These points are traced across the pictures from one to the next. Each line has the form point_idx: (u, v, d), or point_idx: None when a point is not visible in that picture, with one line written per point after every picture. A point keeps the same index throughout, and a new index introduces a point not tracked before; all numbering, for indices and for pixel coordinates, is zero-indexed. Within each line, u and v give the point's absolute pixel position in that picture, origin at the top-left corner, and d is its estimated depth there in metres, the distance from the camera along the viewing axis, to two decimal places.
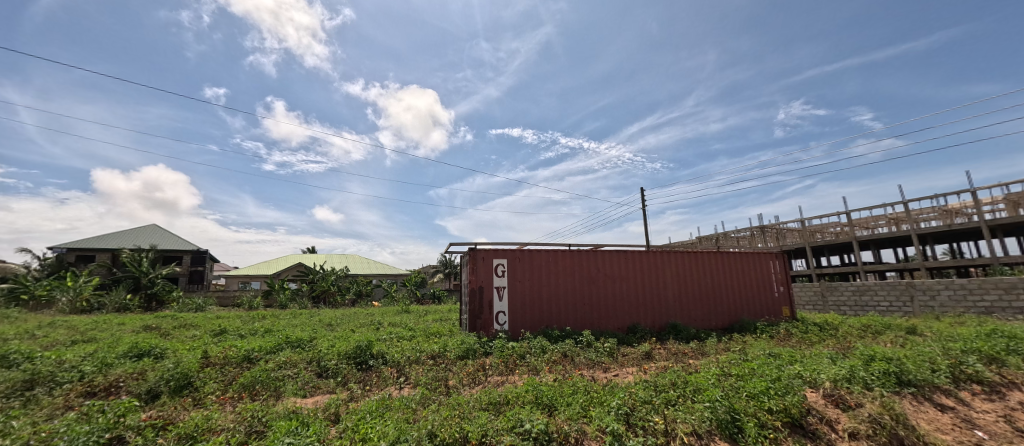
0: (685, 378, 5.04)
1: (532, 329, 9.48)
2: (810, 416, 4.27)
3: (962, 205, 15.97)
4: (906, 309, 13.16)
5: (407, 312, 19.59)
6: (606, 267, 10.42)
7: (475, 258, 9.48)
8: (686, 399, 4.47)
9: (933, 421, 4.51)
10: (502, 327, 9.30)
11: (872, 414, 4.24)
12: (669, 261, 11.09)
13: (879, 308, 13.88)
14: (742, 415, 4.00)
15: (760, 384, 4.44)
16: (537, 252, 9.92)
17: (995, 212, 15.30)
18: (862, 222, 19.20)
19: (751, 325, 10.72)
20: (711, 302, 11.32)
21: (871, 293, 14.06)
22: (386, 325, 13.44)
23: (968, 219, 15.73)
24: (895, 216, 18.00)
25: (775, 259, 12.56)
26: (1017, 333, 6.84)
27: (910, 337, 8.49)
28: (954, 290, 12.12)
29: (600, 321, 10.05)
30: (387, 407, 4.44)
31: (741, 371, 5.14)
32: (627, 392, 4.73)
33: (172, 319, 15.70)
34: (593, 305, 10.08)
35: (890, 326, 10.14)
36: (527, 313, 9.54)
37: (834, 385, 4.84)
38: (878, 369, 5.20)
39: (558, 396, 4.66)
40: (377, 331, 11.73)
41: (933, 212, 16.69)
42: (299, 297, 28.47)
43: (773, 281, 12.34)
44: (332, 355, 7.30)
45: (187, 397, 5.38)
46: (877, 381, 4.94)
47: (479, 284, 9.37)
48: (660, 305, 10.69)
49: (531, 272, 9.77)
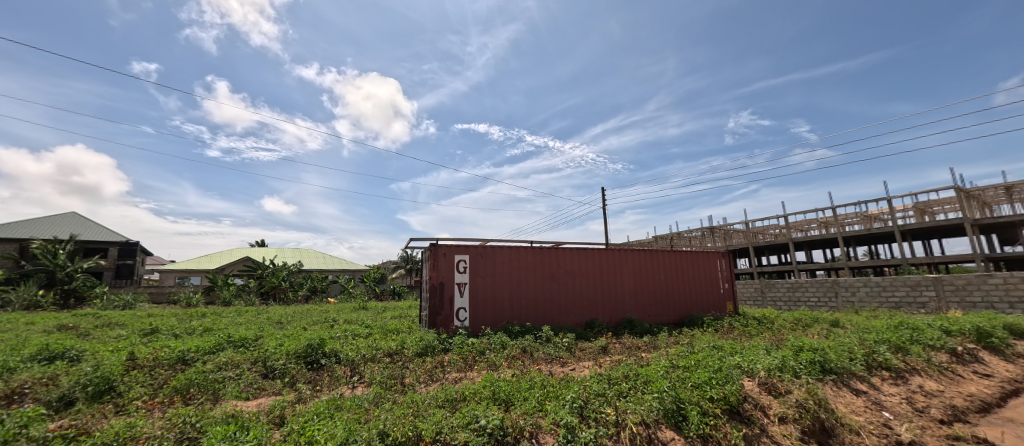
0: (636, 371, 5.26)
1: (492, 325, 9.48)
2: (746, 403, 4.59)
3: (880, 212, 17.86)
4: (831, 304, 14.55)
5: (365, 309, 18.98)
6: (566, 264, 10.63)
7: (436, 254, 9.30)
8: (637, 391, 4.66)
9: (849, 404, 5.02)
10: (462, 323, 9.22)
11: (799, 399, 4.66)
12: (627, 259, 11.51)
13: (809, 303, 15.24)
14: (687, 404, 4.24)
15: (703, 375, 4.72)
16: (500, 249, 9.92)
17: (906, 218, 17.25)
18: (797, 225, 20.94)
19: (699, 319, 11.40)
20: (663, 298, 11.87)
21: (803, 289, 15.41)
22: (340, 322, 12.92)
23: (884, 224, 17.61)
24: (825, 220, 19.79)
25: (721, 258, 13.39)
26: (919, 325, 7.76)
27: (833, 329, 9.40)
28: (871, 287, 13.51)
29: (560, 316, 10.25)
30: (337, 407, 4.27)
31: (687, 363, 5.44)
32: (582, 385, 4.85)
33: (93, 318, 14.14)
34: (553, 301, 10.25)
35: (817, 319, 11.16)
36: (488, 309, 9.53)
37: (767, 374, 5.23)
38: (805, 358, 5.69)
39: (515, 391, 4.69)
40: (331, 329, 11.23)
41: (856, 217, 18.51)
42: (245, 293, 26.70)
43: (718, 279, 13.14)
44: (279, 355, 6.90)
45: (107, 403, 4.87)
46: (804, 369, 5.42)
47: (440, 280, 9.21)
48: (616, 301, 11.07)
49: (493, 268, 9.76)
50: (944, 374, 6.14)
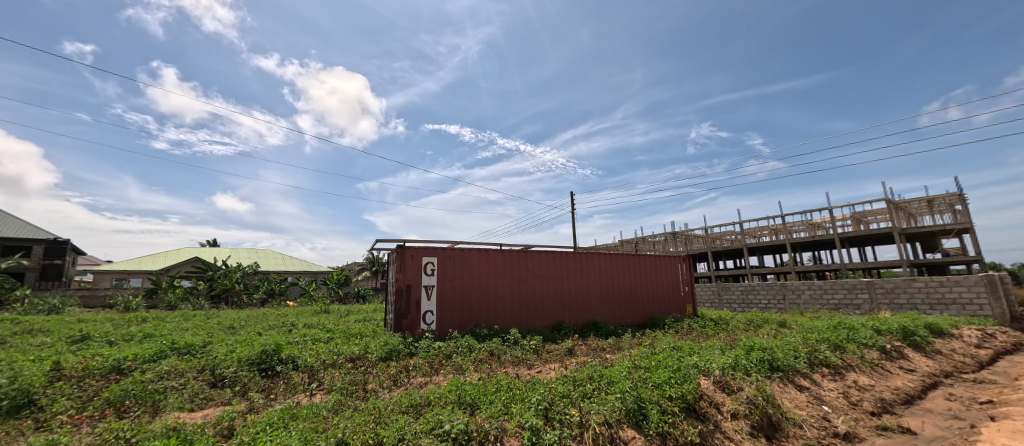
0: (600, 372, 5.38)
1: (459, 328, 9.38)
2: (702, 401, 4.80)
3: (823, 220, 19.30)
4: (779, 306, 15.54)
5: (326, 313, 18.21)
6: (535, 266, 10.72)
7: (403, 256, 9.10)
8: (601, 391, 4.76)
9: (794, 400, 5.36)
10: (429, 326, 9.06)
11: (750, 396, 4.95)
12: (593, 263, 11.76)
13: (760, 305, 16.22)
14: (647, 404, 4.38)
15: (663, 375, 4.90)
16: (468, 251, 9.85)
17: (845, 227, 18.75)
18: (751, 231, 22.22)
19: (661, 321, 11.83)
20: (628, 300, 12.22)
21: (755, 292, 16.38)
22: (299, 327, 12.33)
23: (827, 232, 19.05)
24: (775, 227, 21.13)
25: (681, 262, 13.97)
26: (856, 325, 8.44)
27: (780, 329, 10.03)
28: (814, 290, 14.55)
29: (528, 319, 10.31)
30: (293, 416, 4.07)
31: (649, 364, 5.63)
32: (548, 387, 4.89)
33: (12, 324, 12.71)
34: (521, 304, 10.29)
35: (767, 320, 11.87)
36: (456, 312, 9.42)
37: (722, 373, 5.50)
38: (756, 357, 6.04)
39: (481, 394, 4.67)
40: (288, 334, 10.69)
41: (803, 225, 19.89)
42: (193, 296, 24.92)
43: (679, 282, 13.71)
44: (229, 362, 6.49)
45: (25, 419, 4.37)
46: (754, 368, 5.75)
47: (407, 283, 9.01)
48: (583, 304, 11.28)
49: (461, 270, 9.68)
50: (875, 370, 6.72)
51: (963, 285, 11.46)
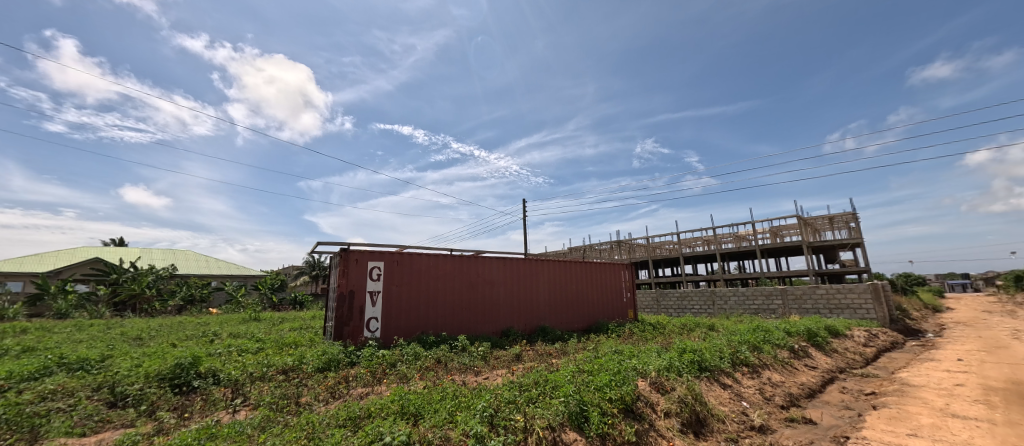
0: (546, 377, 5.49)
1: (405, 335, 9.08)
2: (639, 401, 5.07)
3: (747, 233, 21.27)
4: (709, 311, 16.88)
5: (256, 320, 16.74)
6: (485, 272, 10.71)
7: (347, 260, 8.65)
8: (546, 396, 4.86)
9: (719, 397, 5.85)
10: (373, 334, 8.66)
11: (681, 396, 5.34)
12: (542, 269, 12.01)
13: (692, 310, 17.49)
14: (588, 406, 4.54)
15: (604, 378, 5.11)
16: (418, 256, 9.62)
17: (764, 239, 20.81)
18: (686, 241, 23.90)
19: (605, 326, 12.34)
20: (574, 306, 12.61)
21: (688, 298, 17.63)
22: (223, 337, 11.21)
23: (750, 243, 21.03)
24: (707, 238, 22.92)
25: (624, 269, 14.71)
26: (771, 328, 9.41)
27: (709, 333, 10.91)
28: (739, 296, 15.96)
29: (477, 325, 10.25)
30: (212, 436, 3.69)
31: (592, 367, 5.84)
32: (493, 393, 4.89)
33: None
34: (470, 310, 10.21)
35: (699, 324, 12.82)
36: (403, 319, 9.12)
37: (658, 374, 5.84)
38: (688, 359, 6.50)
39: (425, 403, 4.55)
40: (209, 345, 9.66)
41: (730, 237, 21.76)
42: (91, 303, 21.72)
43: (622, 288, 14.40)
44: (134, 378, 5.74)
45: None
46: (686, 369, 6.19)
47: (350, 288, 8.56)
48: (532, 309, 11.45)
49: (409, 276, 9.41)
50: (785, 367, 7.54)
51: (854, 292, 13.24)
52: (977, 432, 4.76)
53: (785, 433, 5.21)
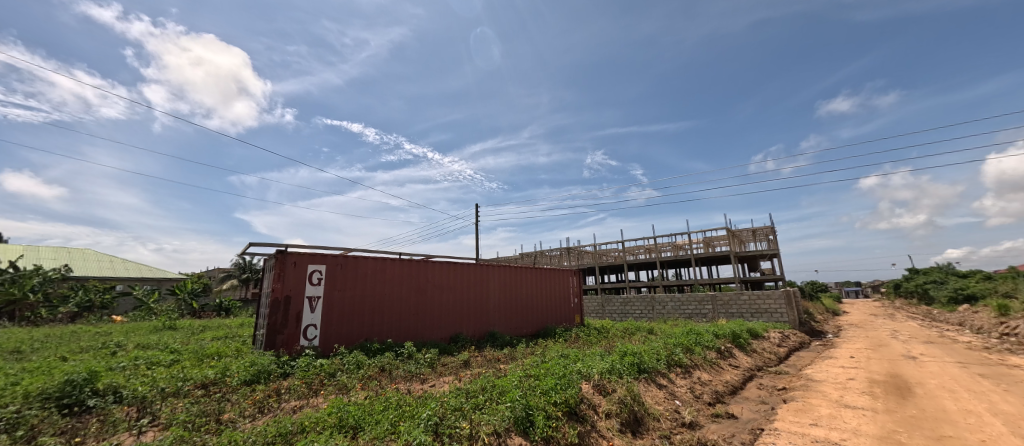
0: (493, 382, 5.51)
1: (347, 343, 8.61)
2: (582, 404, 5.25)
3: (683, 242, 22.87)
4: (649, 315, 17.89)
5: (172, 329, 14.97)
6: (434, 277, 10.52)
7: (284, 263, 8.06)
8: (492, 402, 4.87)
9: (656, 397, 6.22)
10: (310, 342, 8.12)
11: (621, 396, 5.62)
12: (493, 274, 12.04)
13: (634, 315, 18.42)
14: (534, 410, 4.61)
15: (550, 382, 5.24)
16: (363, 260, 9.22)
17: (698, 249, 22.50)
18: (630, 249, 25.15)
19: (552, 331, 12.62)
20: (524, 311, 12.77)
21: (631, 304, 18.56)
22: (128, 349, 9.88)
23: (686, 252, 22.62)
24: (649, 246, 24.30)
25: (573, 275, 15.18)
26: (703, 330, 10.20)
27: (648, 336, 11.59)
28: (675, 302, 17.09)
29: (424, 331, 10.01)
30: None
31: (538, 372, 5.96)
32: (439, 401, 4.82)
33: None
34: (417, 315, 9.95)
35: (639, 328, 13.54)
36: (345, 326, 8.66)
37: (600, 377, 6.09)
38: (629, 361, 6.85)
39: (365, 414, 4.35)
40: (110, 358, 8.47)
41: (669, 246, 23.26)
42: None
43: (570, 294, 14.84)
44: (8, 400, 4.89)
45: None
46: (626, 371, 6.52)
47: (286, 293, 7.97)
48: (482, 315, 11.42)
49: (353, 280, 8.98)
50: (713, 367, 8.21)
51: (771, 298, 14.77)
52: (863, 420, 5.51)
53: (711, 428, 5.67)
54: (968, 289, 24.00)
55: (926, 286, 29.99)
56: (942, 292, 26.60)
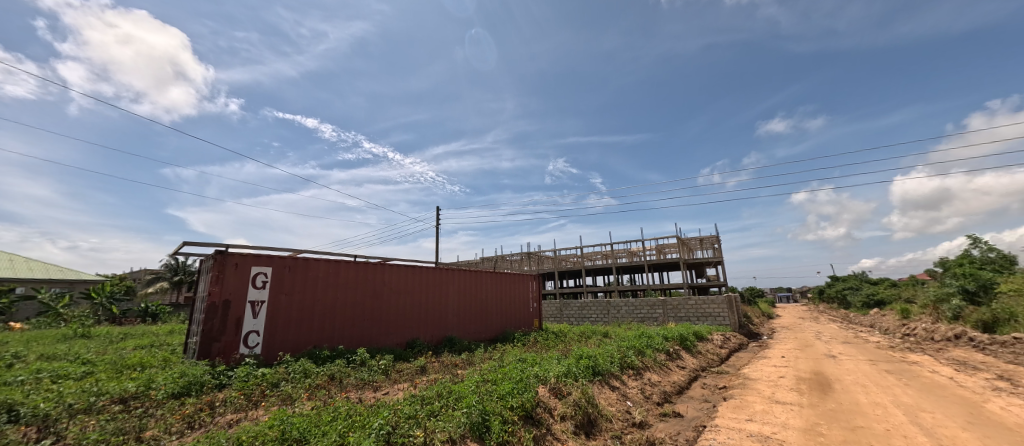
0: (449, 388, 5.45)
1: (293, 351, 8.13)
2: (538, 408, 5.33)
3: (638, 249, 23.86)
4: (604, 319, 18.47)
5: (85, 338, 13.35)
6: (391, 281, 10.24)
7: (224, 264, 7.51)
8: (448, 408, 4.82)
9: (609, 399, 6.45)
10: (251, 350, 7.59)
11: (576, 399, 5.77)
12: (452, 278, 11.93)
13: (590, 319, 18.94)
14: (490, 415, 4.62)
15: (508, 386, 5.28)
16: (314, 262, 8.80)
17: (651, 255, 23.57)
18: (588, 255, 25.84)
19: (511, 335, 12.68)
20: (483, 316, 12.75)
21: (587, 308, 19.07)
22: (28, 361, 8.68)
23: (639, 258, 23.61)
24: (606, 252, 25.10)
25: (532, 280, 15.38)
26: (654, 333, 10.70)
27: (603, 339, 11.96)
28: (629, 306, 17.78)
29: (379, 337, 9.69)
30: None
31: (496, 377, 5.96)
32: (392, 409, 4.69)
33: None
34: (372, 321, 9.64)
35: (595, 332, 13.94)
36: (291, 332, 8.19)
37: (556, 381, 6.21)
38: (584, 364, 7.05)
39: (311, 426, 4.15)
40: (5, 372, 7.41)
41: (624, 252, 24.17)
42: None
43: (529, 299, 15.01)
44: None
45: None
46: (582, 374, 6.70)
47: (225, 298, 7.41)
48: (440, 320, 11.26)
49: (302, 283, 8.55)
50: (662, 368, 8.65)
51: (714, 302, 15.79)
52: (790, 414, 6.04)
53: (659, 427, 5.95)
54: (878, 295, 27.07)
55: (844, 291, 33.40)
56: (857, 297, 29.82)
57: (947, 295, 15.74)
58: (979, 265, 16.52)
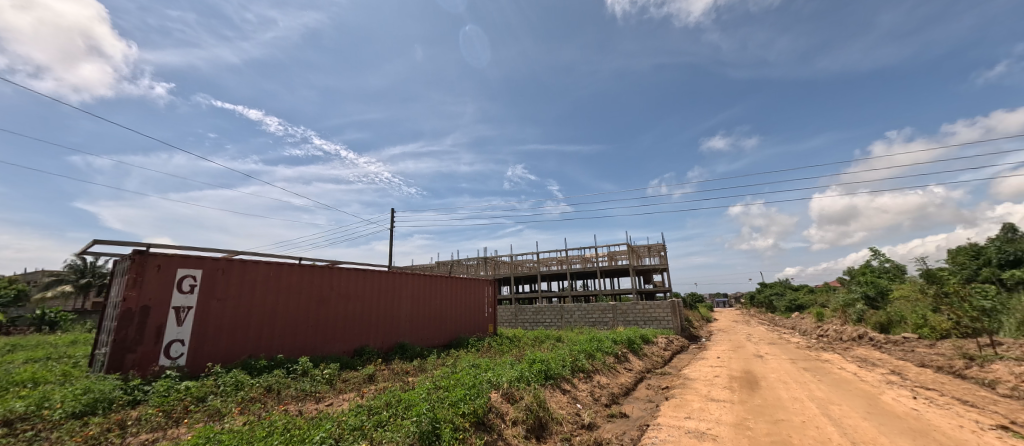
0: (399, 397, 5.28)
1: (224, 361, 7.45)
2: (490, 413, 5.31)
3: (591, 255, 24.65)
4: (558, 324, 18.82)
5: None
6: (339, 285, 9.76)
7: (143, 266, 6.74)
8: (396, 417, 4.66)
9: (560, 402, 6.57)
10: (173, 362, 6.85)
11: (527, 403, 5.83)
12: (406, 283, 11.60)
13: (545, 324, 19.22)
14: (441, 423, 4.53)
15: (460, 393, 5.22)
16: (253, 265, 8.20)
17: (603, 261, 24.43)
18: (544, 260, 26.27)
19: (465, 341, 12.55)
20: (437, 321, 12.52)
21: (542, 313, 19.34)
22: None
23: (593, 264, 24.40)
24: (561, 258, 25.66)
25: (488, 285, 15.36)
26: (604, 337, 11.09)
27: (555, 344, 12.18)
28: (582, 310, 18.27)
29: (324, 345, 9.17)
30: None
31: (448, 383, 5.86)
32: (336, 421, 4.46)
33: None
34: (317, 327, 9.12)
35: (548, 336, 14.16)
36: (222, 341, 7.52)
37: (510, 386, 6.23)
38: (537, 369, 7.14)
39: (242, 443, 3.83)
40: None
41: (579, 258, 24.85)
42: None
43: (484, 304, 14.96)
44: None
45: None
46: (534, 378, 6.78)
47: (143, 304, 6.63)
48: (391, 325, 10.89)
49: (238, 287, 7.91)
50: (610, 370, 8.98)
51: (660, 307, 16.67)
52: (724, 410, 6.49)
53: (606, 428, 6.16)
54: (799, 300, 30.03)
55: (771, 297, 36.69)
56: (781, 302, 32.85)
57: (853, 300, 17.82)
58: (878, 274, 18.91)
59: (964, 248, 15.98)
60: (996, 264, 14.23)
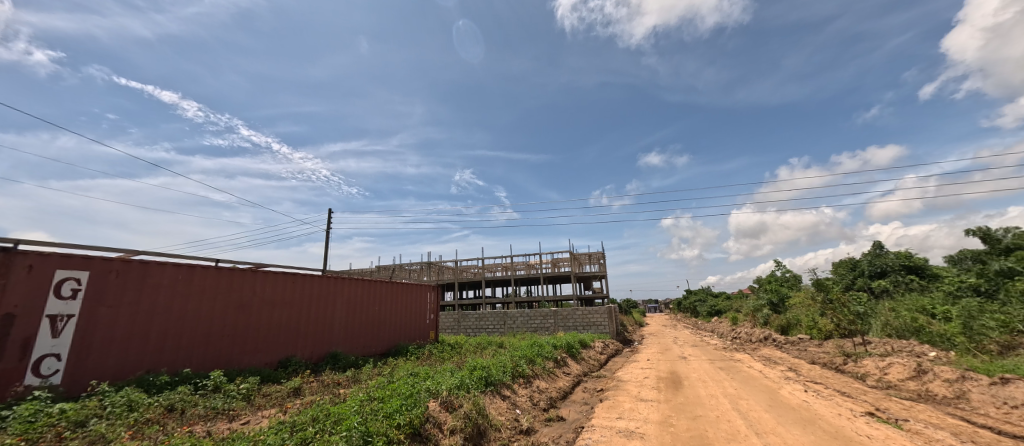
0: (327, 411, 4.93)
1: (113, 378, 6.44)
2: (427, 423, 5.16)
3: (535, 262, 25.12)
4: (500, 330, 18.84)
5: None
6: (263, 290, 8.94)
7: (9, 266, 5.65)
8: (323, 433, 4.34)
9: (499, 408, 6.57)
10: (45, 381, 5.76)
11: (466, 410, 5.76)
12: (340, 288, 10.92)
13: (487, 330, 19.13)
14: (373, 436, 4.31)
15: (395, 403, 5.01)
16: (157, 267, 7.25)
17: (547, 268, 25.00)
18: (488, 266, 26.24)
19: (404, 348, 12.09)
20: (374, 329, 11.92)
21: (485, 319, 19.26)
22: None
23: (536, 271, 24.86)
24: (505, 264, 25.81)
25: (430, 291, 14.96)
26: (544, 342, 11.29)
27: (497, 350, 12.16)
28: (525, 316, 18.50)
29: (242, 356, 8.31)
30: None
31: (383, 394, 5.59)
32: (252, 442, 4.04)
33: None
34: (234, 337, 8.24)
35: (490, 342, 14.11)
36: (113, 354, 6.50)
37: (448, 393, 6.11)
38: (477, 375, 7.08)
39: None
40: None
41: (523, 265, 25.17)
42: None
43: (426, 310, 14.55)
44: None
45: None
46: (474, 385, 6.72)
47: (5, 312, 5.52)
48: (322, 334, 10.17)
49: (137, 292, 6.92)
50: (549, 375, 9.18)
51: (598, 312, 17.42)
52: (652, 409, 6.91)
53: (544, 432, 6.26)
54: (718, 305, 33.08)
55: (695, 303, 39.96)
56: (703, 307, 35.91)
57: (761, 305, 20.02)
58: (781, 283, 21.47)
59: (845, 261, 18.70)
60: (867, 275, 16.86)
